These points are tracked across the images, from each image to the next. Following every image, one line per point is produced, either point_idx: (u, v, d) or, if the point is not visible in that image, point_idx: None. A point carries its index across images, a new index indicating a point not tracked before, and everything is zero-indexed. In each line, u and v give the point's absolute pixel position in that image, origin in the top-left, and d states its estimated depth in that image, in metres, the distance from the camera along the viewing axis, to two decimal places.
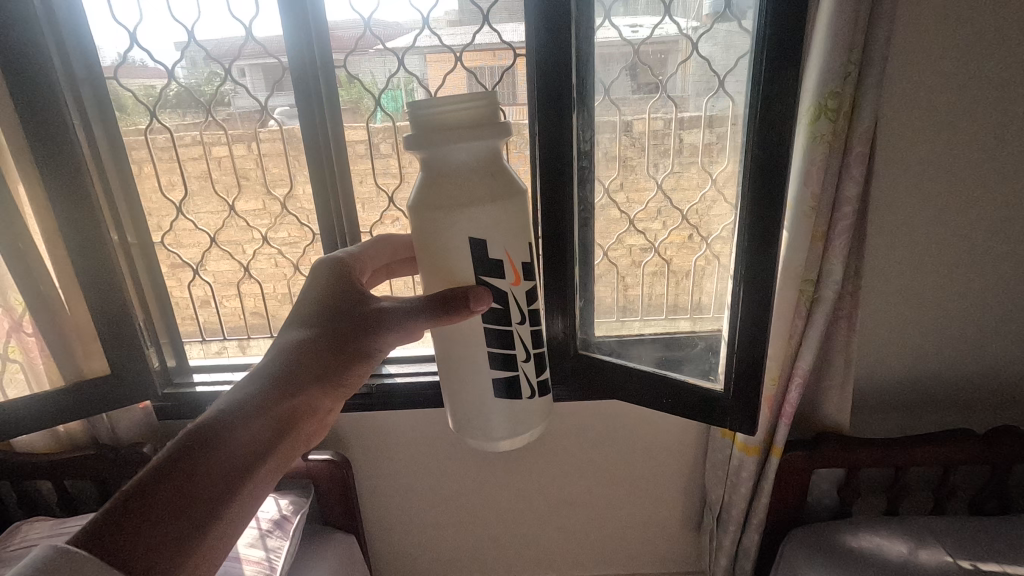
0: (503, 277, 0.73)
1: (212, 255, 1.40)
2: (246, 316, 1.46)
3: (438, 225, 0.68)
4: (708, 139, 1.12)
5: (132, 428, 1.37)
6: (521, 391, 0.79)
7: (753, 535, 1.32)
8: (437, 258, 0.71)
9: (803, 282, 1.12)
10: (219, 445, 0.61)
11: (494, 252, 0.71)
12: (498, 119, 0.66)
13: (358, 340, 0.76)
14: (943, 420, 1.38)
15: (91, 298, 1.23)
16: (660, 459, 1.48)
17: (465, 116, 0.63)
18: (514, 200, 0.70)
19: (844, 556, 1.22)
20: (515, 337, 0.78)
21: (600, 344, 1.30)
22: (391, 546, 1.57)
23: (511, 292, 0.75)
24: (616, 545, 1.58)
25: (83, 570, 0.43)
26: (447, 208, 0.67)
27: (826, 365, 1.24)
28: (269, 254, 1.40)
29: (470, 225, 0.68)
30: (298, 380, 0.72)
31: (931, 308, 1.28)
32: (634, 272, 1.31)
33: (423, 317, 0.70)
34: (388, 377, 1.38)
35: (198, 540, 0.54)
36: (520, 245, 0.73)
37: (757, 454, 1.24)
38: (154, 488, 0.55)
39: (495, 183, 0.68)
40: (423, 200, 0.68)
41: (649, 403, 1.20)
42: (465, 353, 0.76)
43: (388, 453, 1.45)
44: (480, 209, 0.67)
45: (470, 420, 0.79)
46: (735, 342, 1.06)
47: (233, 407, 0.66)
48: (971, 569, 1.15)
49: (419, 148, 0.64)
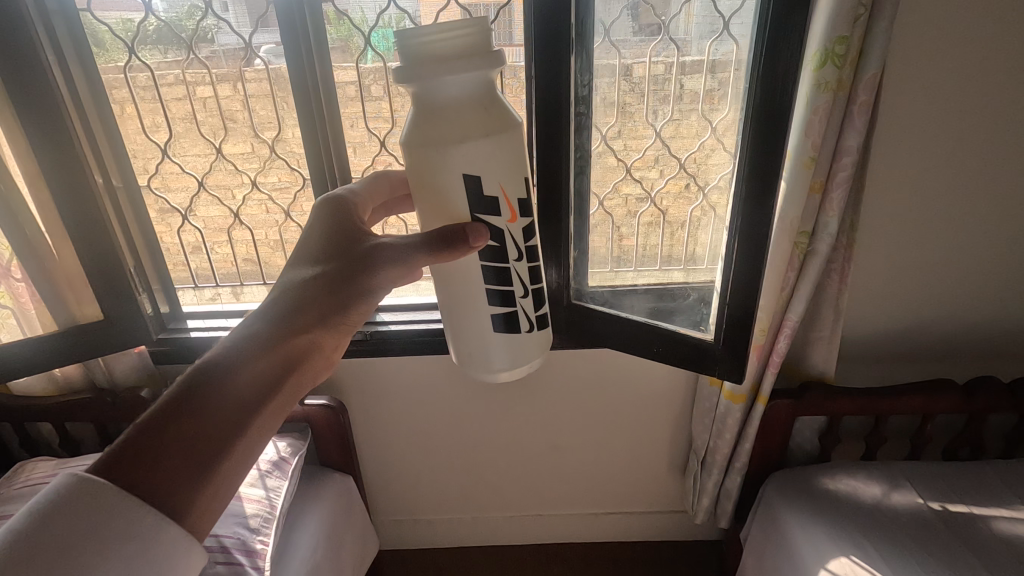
0: (498, 214, 0.72)
1: (202, 195, 1.36)
2: (238, 261, 1.45)
3: (430, 162, 0.67)
4: (710, 86, 1.08)
5: (129, 371, 1.39)
6: (520, 325, 0.79)
7: (735, 477, 1.38)
8: (431, 195, 0.69)
9: (798, 234, 1.12)
10: (219, 387, 0.61)
11: (488, 188, 0.69)
12: (491, 48, 0.63)
13: (357, 277, 0.74)
14: (925, 371, 1.42)
15: (80, 243, 1.21)
16: (649, 406, 1.52)
17: (457, 44, 0.60)
18: (509, 134, 0.68)
19: (821, 497, 1.27)
20: (514, 273, 0.77)
21: (594, 295, 1.31)
22: (387, 486, 1.62)
23: (507, 229, 0.74)
24: (604, 486, 1.65)
25: (98, 499, 0.47)
26: (440, 143, 0.65)
27: (815, 316, 1.26)
28: (260, 200, 1.37)
29: (464, 161, 0.66)
30: (300, 319, 0.71)
31: (923, 262, 1.29)
32: (630, 223, 1.28)
33: (420, 252, 0.69)
34: (382, 324, 1.39)
35: (205, 477, 0.55)
36: (516, 181, 0.71)
37: (742, 402, 1.28)
38: (157, 429, 0.56)
39: (489, 116, 0.66)
40: (416, 135, 0.66)
41: (641, 351, 1.22)
42: (465, 288, 0.76)
43: (383, 399, 1.48)
44: (474, 145, 0.66)
45: (470, 354, 0.80)
46: (728, 293, 1.07)
47: (236, 348, 0.66)
48: (939, 510, 1.21)
49: (410, 80, 0.62)
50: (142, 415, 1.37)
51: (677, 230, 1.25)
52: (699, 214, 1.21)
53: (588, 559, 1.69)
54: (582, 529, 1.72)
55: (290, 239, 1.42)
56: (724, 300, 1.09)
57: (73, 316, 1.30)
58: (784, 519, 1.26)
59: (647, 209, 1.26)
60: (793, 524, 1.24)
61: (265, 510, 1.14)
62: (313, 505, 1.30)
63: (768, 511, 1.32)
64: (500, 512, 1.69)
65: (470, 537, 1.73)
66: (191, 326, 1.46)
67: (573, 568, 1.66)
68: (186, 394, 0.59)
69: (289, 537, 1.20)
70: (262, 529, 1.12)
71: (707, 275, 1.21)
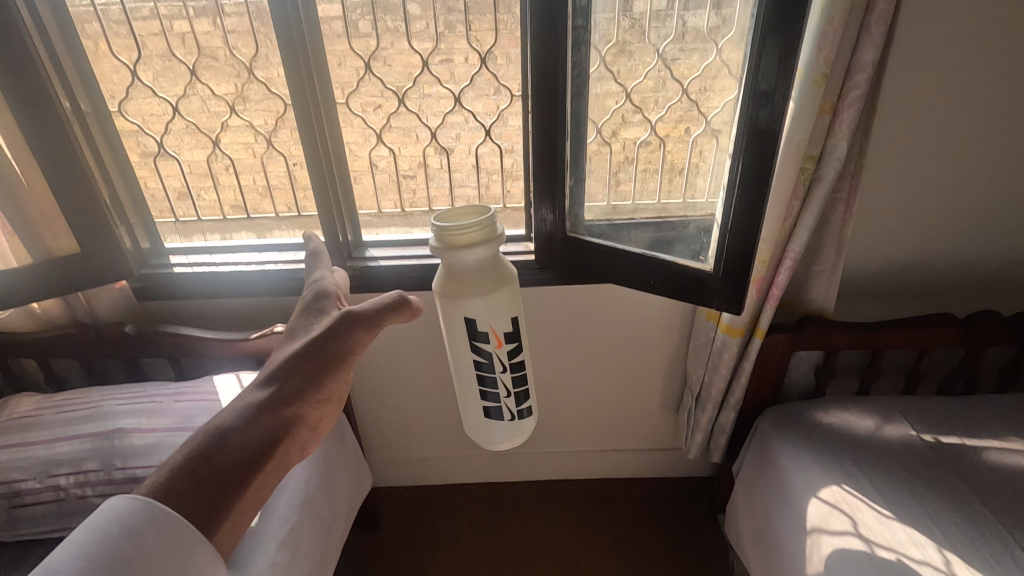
0: (488, 342, 0.93)
1: (183, 144, 1.32)
2: (225, 209, 1.42)
3: (452, 310, 0.91)
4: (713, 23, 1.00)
5: (111, 307, 1.34)
6: (500, 390, 0.98)
7: (729, 413, 1.38)
8: (451, 330, 0.94)
9: (804, 159, 1.07)
10: (225, 439, 0.76)
11: (483, 326, 0.91)
12: (498, 234, 0.87)
13: (329, 347, 0.85)
14: (926, 308, 1.40)
15: (48, 170, 1.15)
16: (644, 343, 1.51)
17: (474, 238, 0.85)
18: (508, 289, 0.91)
19: (814, 429, 1.27)
20: (493, 355, 0.94)
21: (591, 228, 1.28)
22: (382, 424, 1.63)
23: (496, 352, 0.94)
24: (598, 425, 1.66)
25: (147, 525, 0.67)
26: (455, 294, 0.89)
27: (818, 248, 1.23)
28: (245, 144, 1.33)
29: (469, 311, 0.90)
30: (291, 389, 0.83)
31: (930, 192, 1.25)
32: (627, 171, 1.22)
33: (359, 327, 0.84)
34: (372, 261, 1.38)
35: (216, 527, 0.72)
36: (505, 320, 0.92)
37: (740, 336, 1.26)
38: (180, 479, 0.72)
39: (493, 278, 0.89)
40: (442, 289, 0.91)
41: (637, 284, 1.20)
42: (452, 321, 0.92)
43: (376, 336, 1.46)
44: (477, 301, 0.89)
45: (465, 406, 1.02)
46: (731, 218, 1.03)
47: (239, 415, 0.79)
48: (932, 442, 1.22)
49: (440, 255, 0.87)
50: (128, 352, 1.34)
51: (678, 155, 1.16)
52: (699, 138, 1.11)
53: (581, 496, 1.72)
54: (575, 466, 1.74)
55: (277, 184, 1.39)
56: (726, 228, 1.05)
57: (48, 251, 1.24)
58: (776, 451, 1.27)
59: (647, 135, 1.17)
60: (785, 455, 1.24)
61: None
62: None
63: (761, 444, 1.32)
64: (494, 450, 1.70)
65: (465, 476, 1.75)
66: (173, 262, 1.40)
67: (566, 505, 1.69)
68: (202, 449, 0.74)
69: None
70: None
71: (708, 208, 1.13)
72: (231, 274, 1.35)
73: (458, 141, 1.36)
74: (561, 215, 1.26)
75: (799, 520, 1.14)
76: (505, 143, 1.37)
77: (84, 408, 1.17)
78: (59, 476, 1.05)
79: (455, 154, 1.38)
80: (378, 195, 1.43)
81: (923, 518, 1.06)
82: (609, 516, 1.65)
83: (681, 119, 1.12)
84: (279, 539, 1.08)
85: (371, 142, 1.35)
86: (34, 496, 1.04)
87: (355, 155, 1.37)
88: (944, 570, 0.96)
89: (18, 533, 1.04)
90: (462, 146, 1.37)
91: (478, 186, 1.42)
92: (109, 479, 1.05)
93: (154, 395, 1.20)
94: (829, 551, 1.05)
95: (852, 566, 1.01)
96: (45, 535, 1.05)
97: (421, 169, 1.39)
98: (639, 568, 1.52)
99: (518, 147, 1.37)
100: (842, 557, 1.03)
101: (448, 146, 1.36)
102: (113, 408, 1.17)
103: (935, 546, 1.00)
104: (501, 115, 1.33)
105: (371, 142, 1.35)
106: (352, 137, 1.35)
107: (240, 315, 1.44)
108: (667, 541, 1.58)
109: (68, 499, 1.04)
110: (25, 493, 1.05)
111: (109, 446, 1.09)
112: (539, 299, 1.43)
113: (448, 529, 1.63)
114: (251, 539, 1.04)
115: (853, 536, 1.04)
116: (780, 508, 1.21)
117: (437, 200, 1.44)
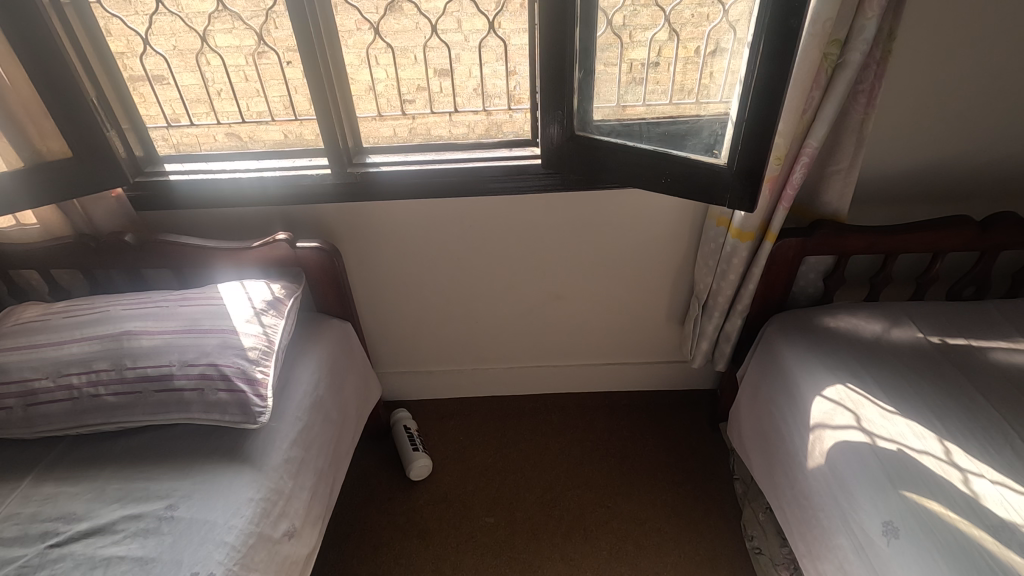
0: (408, 450, 1.56)
1: (175, 66, 1.28)
2: (218, 137, 1.37)
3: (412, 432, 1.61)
4: None
5: (109, 217, 1.32)
6: (409, 452, 1.55)
7: (736, 320, 1.38)
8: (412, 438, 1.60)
9: (828, 44, 1.02)
10: None
11: (404, 429, 1.61)
12: (399, 417, 1.64)
13: None
14: (941, 211, 1.36)
15: (38, 78, 1.06)
16: (649, 252, 1.49)
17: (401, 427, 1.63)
18: (407, 433, 1.60)
19: (820, 333, 1.27)
20: (404, 444, 1.58)
21: (600, 128, 1.20)
22: (388, 336, 1.65)
23: (405, 447, 1.57)
24: (603, 337, 1.68)
25: None
26: (411, 447, 1.57)
27: (835, 146, 1.18)
28: (237, 67, 1.28)
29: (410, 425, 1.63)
30: None
31: (958, 84, 1.18)
32: (635, 93, 1.19)
33: None
34: (373, 167, 1.32)
35: None
36: (408, 438, 1.59)
37: (750, 240, 1.24)
38: None
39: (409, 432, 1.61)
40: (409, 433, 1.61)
41: (647, 185, 1.16)
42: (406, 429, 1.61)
43: (380, 243, 1.45)
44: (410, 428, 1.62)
45: (409, 449, 1.56)
46: (747, 109, 0.98)
47: None
48: (939, 344, 1.21)
49: (402, 428, 1.61)
50: (128, 260, 1.32)
51: (689, 75, 1.14)
52: (710, 56, 1.09)
53: (585, 407, 1.76)
54: (578, 380, 1.78)
55: (275, 109, 1.34)
56: (741, 120, 1.00)
57: (38, 153, 1.15)
58: (782, 354, 1.27)
59: (656, 41, 1.12)
60: (790, 358, 1.25)
61: (264, 345, 1.13)
62: (311, 345, 1.30)
63: (767, 349, 1.32)
64: (499, 363, 1.74)
65: (470, 389, 1.79)
66: (169, 170, 1.35)
67: (570, 416, 1.74)
68: None
69: (288, 373, 1.22)
70: (262, 360, 1.11)
71: (721, 109, 1.08)
72: (230, 179, 1.31)
73: (457, 63, 1.28)
74: (568, 120, 1.16)
75: (801, 417, 1.15)
76: (506, 43, 1.26)
77: (88, 312, 1.17)
78: (71, 376, 1.07)
79: (457, 77, 1.30)
80: (376, 98, 1.32)
81: (926, 413, 1.06)
82: (612, 424, 1.70)
83: (690, 37, 1.10)
84: (291, 437, 1.11)
85: (368, 64, 1.27)
86: (49, 394, 1.06)
87: (353, 79, 1.29)
88: (944, 459, 0.98)
89: (36, 430, 1.06)
90: (463, 68, 1.29)
91: (482, 111, 1.35)
92: (121, 379, 1.07)
93: (158, 300, 1.20)
94: (830, 445, 1.07)
95: (853, 458, 1.03)
96: (63, 432, 1.07)
97: (421, 94, 1.32)
98: (641, 472, 1.57)
99: (523, 75, 1.30)
100: (843, 450, 1.04)
101: (446, 69, 1.29)
102: (118, 313, 1.16)
103: (936, 438, 1.02)
104: (504, 48, 1.27)
105: (368, 63, 1.27)
106: (349, 59, 1.26)
107: (244, 225, 1.42)
108: (668, 448, 1.63)
109: (84, 397, 1.06)
110: (39, 392, 1.06)
111: (118, 347, 1.09)
112: (545, 207, 1.40)
113: (456, 438, 1.68)
114: (265, 436, 1.08)
115: (856, 430, 1.06)
116: (783, 408, 1.22)
117: (436, 124, 1.37)
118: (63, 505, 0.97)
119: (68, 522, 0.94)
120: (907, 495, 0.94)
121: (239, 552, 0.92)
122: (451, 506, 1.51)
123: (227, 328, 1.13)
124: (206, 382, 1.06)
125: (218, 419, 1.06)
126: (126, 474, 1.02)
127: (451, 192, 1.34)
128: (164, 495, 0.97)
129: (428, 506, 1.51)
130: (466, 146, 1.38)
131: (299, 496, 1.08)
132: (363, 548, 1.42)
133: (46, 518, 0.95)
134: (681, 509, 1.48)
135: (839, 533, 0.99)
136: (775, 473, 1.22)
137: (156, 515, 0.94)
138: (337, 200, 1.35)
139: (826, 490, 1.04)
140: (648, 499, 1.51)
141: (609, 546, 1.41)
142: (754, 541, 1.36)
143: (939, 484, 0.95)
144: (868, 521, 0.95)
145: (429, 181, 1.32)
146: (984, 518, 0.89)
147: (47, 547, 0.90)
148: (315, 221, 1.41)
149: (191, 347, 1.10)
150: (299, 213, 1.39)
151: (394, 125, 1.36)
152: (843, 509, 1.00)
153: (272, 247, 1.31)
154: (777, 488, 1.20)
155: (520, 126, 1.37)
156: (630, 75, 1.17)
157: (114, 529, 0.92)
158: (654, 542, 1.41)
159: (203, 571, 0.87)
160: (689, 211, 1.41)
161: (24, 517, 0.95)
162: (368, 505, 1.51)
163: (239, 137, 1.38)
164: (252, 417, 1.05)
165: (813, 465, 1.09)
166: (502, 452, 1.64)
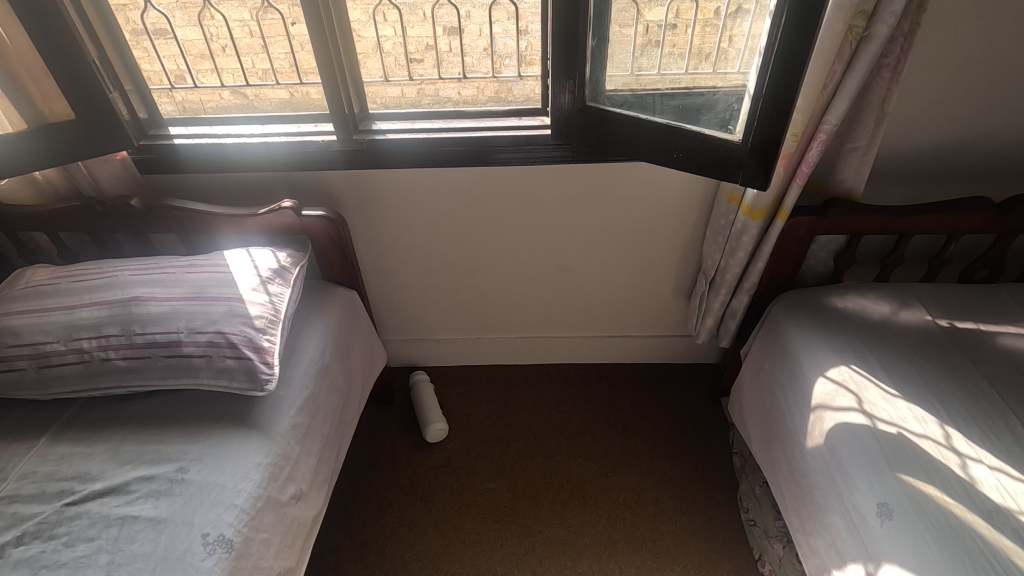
0: (426, 410, 1.61)
1: (177, 20, 1.24)
2: (224, 95, 1.35)
3: (428, 395, 1.64)
4: None
5: (115, 180, 1.31)
6: (427, 414, 1.60)
7: (742, 297, 1.38)
8: (428, 400, 1.63)
9: (855, 15, 0.97)
10: None
11: (423, 393, 1.65)
12: (421, 377, 1.69)
13: None
14: (959, 191, 1.33)
15: (39, 42, 1.03)
16: (657, 227, 1.47)
17: (422, 385, 1.67)
18: (428, 394, 1.65)
19: (827, 313, 1.26)
20: (422, 405, 1.62)
21: (613, 98, 1.16)
22: (394, 303, 1.66)
23: (422, 408, 1.62)
24: (607, 309, 1.68)
25: None
26: (430, 407, 1.61)
27: (854, 122, 1.14)
28: (240, 22, 1.24)
29: (428, 390, 1.66)
30: None
31: (989, 59, 1.13)
32: (650, 56, 1.15)
33: None
34: (379, 134, 1.29)
35: None
36: (427, 399, 1.63)
37: (761, 218, 1.22)
38: None
39: (427, 394, 1.65)
40: (427, 393, 1.65)
41: (658, 160, 1.13)
42: (425, 390, 1.66)
43: (386, 210, 1.43)
44: (428, 391, 1.66)
45: (428, 410, 1.61)
46: (764, 83, 0.95)
47: None
48: (947, 327, 1.20)
49: (422, 387, 1.66)
50: (137, 224, 1.32)
51: (707, 39, 1.11)
52: (730, 18, 1.04)
53: (587, 379, 1.78)
54: (581, 350, 1.79)
55: (279, 67, 1.32)
56: (759, 93, 0.97)
57: (41, 114, 1.12)
58: (787, 333, 1.26)
59: (676, 2, 1.08)
60: (797, 338, 1.24)
61: (271, 314, 1.14)
62: (317, 314, 1.31)
63: (773, 328, 1.31)
64: (503, 333, 1.75)
65: (475, 356, 1.81)
66: (174, 133, 1.32)
67: (573, 386, 1.76)
68: None
69: (294, 341, 1.23)
70: (268, 329, 1.12)
71: (739, 81, 1.05)
72: (234, 144, 1.29)
73: (467, 21, 1.25)
74: (581, 90, 1.11)
75: (803, 396, 1.16)
76: (516, 2, 1.22)
77: (97, 277, 1.17)
78: (82, 340, 1.09)
79: (467, 36, 1.27)
80: (383, 57, 1.29)
81: (929, 397, 1.06)
82: (615, 398, 1.71)
83: None
84: (297, 405, 1.13)
85: (375, 21, 1.23)
86: (61, 357, 1.08)
87: (360, 36, 1.25)
88: (943, 443, 0.98)
89: (50, 391, 1.09)
90: (473, 26, 1.26)
91: (491, 74, 1.33)
92: (131, 344, 1.08)
93: (166, 266, 1.20)
94: (830, 426, 1.07)
95: (852, 439, 1.03)
96: (75, 394, 1.10)
97: (429, 53, 1.30)
98: (642, 444, 1.59)
99: (534, 30, 1.25)
100: (843, 432, 1.05)
101: (455, 27, 1.26)
102: (127, 278, 1.17)
103: (937, 422, 1.02)
104: (515, 6, 1.22)
105: (374, 20, 1.23)
106: (355, 15, 1.22)
107: (250, 191, 1.41)
108: (668, 421, 1.65)
109: (94, 361, 1.08)
110: (51, 355, 1.08)
111: (126, 313, 1.11)
112: (554, 178, 1.37)
113: (459, 406, 1.71)
114: (272, 403, 1.10)
115: (857, 412, 1.06)
116: (785, 387, 1.23)
117: (445, 87, 1.34)
118: (79, 465, 1.00)
119: (82, 482, 0.97)
120: (905, 479, 0.95)
121: (248, 514, 0.94)
122: (453, 471, 1.55)
123: (233, 296, 1.14)
124: (214, 350, 1.08)
125: (226, 385, 1.08)
126: (138, 436, 1.04)
127: (458, 163, 1.31)
128: (175, 458, 1.00)
129: (431, 470, 1.55)
130: (474, 113, 1.33)
131: (306, 460, 1.11)
132: (369, 510, 1.46)
133: (61, 477, 0.98)
134: (678, 482, 1.51)
135: (834, 512, 1.01)
136: (774, 450, 1.23)
137: (167, 477, 0.97)
138: (342, 167, 1.32)
139: (824, 470, 1.05)
140: (647, 470, 1.54)
141: (606, 514, 1.45)
142: (749, 513, 1.39)
143: (937, 468, 0.95)
144: (863, 501, 0.96)
145: (437, 150, 1.29)
146: (979, 504, 0.90)
147: (64, 505, 0.94)
148: (320, 187, 1.39)
149: (199, 315, 1.11)
150: (304, 180, 1.38)
151: (402, 87, 1.33)
152: (840, 489, 1.01)
153: (277, 214, 1.30)
154: (775, 464, 1.22)
155: (530, 90, 1.34)
156: (645, 34, 1.12)
157: (128, 489, 0.95)
158: (650, 513, 1.45)
159: (213, 532, 0.90)
160: (700, 185, 1.38)
161: (41, 476, 0.99)
162: (373, 468, 1.55)
163: (245, 96, 1.35)
164: (259, 384, 1.07)
165: (812, 445, 1.10)
166: (504, 419, 1.67)
